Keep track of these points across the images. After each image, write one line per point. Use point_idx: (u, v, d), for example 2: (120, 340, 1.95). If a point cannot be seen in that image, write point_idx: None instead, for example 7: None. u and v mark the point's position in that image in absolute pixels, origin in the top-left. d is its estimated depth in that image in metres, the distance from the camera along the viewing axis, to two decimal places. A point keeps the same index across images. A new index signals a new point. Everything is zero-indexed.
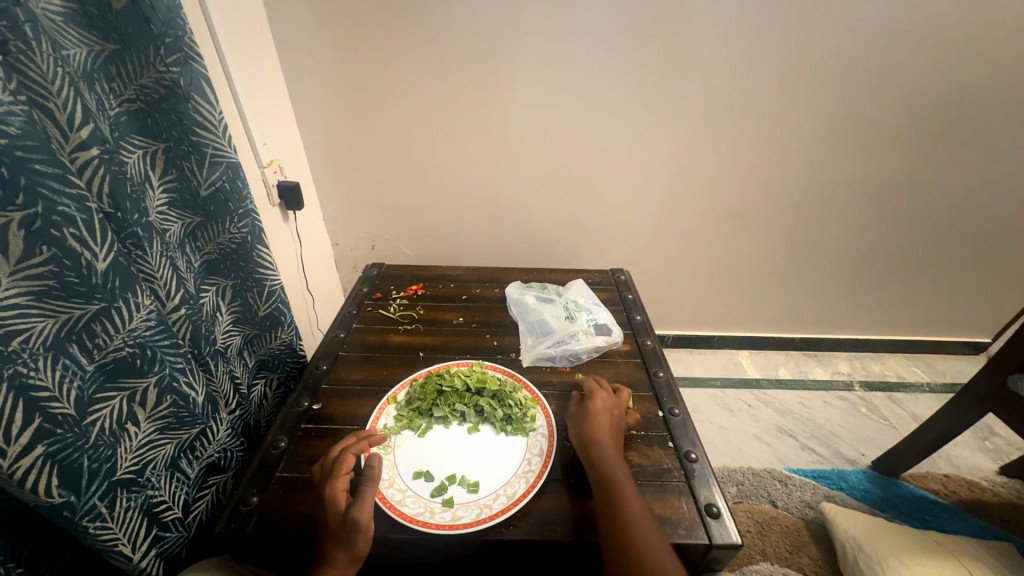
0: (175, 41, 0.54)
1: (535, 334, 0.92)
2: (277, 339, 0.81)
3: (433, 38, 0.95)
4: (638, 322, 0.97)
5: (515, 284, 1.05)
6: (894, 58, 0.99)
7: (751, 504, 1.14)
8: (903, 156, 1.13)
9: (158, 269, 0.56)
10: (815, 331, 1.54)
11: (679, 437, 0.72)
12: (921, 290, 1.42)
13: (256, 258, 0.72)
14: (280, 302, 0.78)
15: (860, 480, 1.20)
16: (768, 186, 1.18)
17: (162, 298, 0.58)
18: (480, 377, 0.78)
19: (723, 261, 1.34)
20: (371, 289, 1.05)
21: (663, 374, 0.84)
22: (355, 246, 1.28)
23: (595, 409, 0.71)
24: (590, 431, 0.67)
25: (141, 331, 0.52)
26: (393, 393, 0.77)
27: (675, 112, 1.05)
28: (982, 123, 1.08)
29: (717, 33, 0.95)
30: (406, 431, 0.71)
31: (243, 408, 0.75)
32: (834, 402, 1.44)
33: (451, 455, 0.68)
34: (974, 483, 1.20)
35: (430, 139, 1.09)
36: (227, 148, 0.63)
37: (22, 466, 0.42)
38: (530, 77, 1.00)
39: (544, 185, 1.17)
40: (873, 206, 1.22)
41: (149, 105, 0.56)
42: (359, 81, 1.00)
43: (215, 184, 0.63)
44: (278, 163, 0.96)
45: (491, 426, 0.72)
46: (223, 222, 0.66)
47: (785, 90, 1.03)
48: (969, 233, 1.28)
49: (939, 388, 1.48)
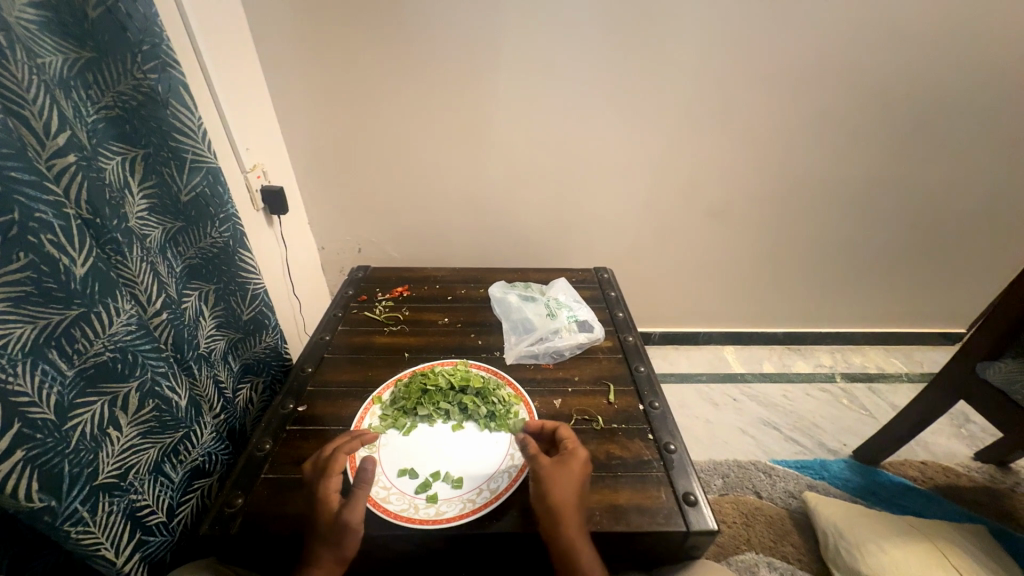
0: (151, 49, 0.55)
1: (519, 333, 0.93)
2: (261, 343, 0.81)
3: (413, 43, 0.97)
4: (620, 319, 0.99)
5: (500, 285, 1.07)
6: (860, 59, 1.03)
7: (737, 496, 1.16)
8: (873, 153, 1.17)
9: (138, 274, 0.57)
10: (797, 325, 1.58)
11: (659, 429, 0.74)
12: (897, 283, 1.47)
13: (238, 262, 0.72)
14: (263, 305, 0.78)
15: (841, 469, 1.23)
16: (746, 184, 1.21)
17: (143, 303, 0.58)
18: (464, 375, 0.79)
19: (705, 258, 1.37)
20: (357, 291, 1.06)
21: (644, 368, 0.86)
22: (341, 250, 1.29)
23: (572, 476, 0.60)
24: (561, 508, 0.58)
25: (122, 335, 0.53)
26: (378, 393, 0.78)
27: (653, 113, 1.08)
28: (947, 120, 1.12)
29: (691, 36, 0.98)
30: (391, 430, 0.72)
31: (228, 412, 0.75)
32: (816, 394, 1.47)
33: (435, 452, 0.69)
34: (950, 469, 1.24)
35: (413, 142, 1.10)
36: (206, 153, 0.64)
37: (1, 471, 0.42)
38: (511, 80, 1.02)
39: (528, 186, 1.19)
40: (848, 202, 1.26)
41: (127, 112, 0.56)
42: (341, 85, 1.01)
43: (195, 189, 0.64)
44: (261, 168, 0.96)
45: (475, 423, 0.73)
46: (204, 226, 0.67)
47: (758, 90, 1.06)
48: (939, 227, 1.33)
49: (916, 378, 1.52)
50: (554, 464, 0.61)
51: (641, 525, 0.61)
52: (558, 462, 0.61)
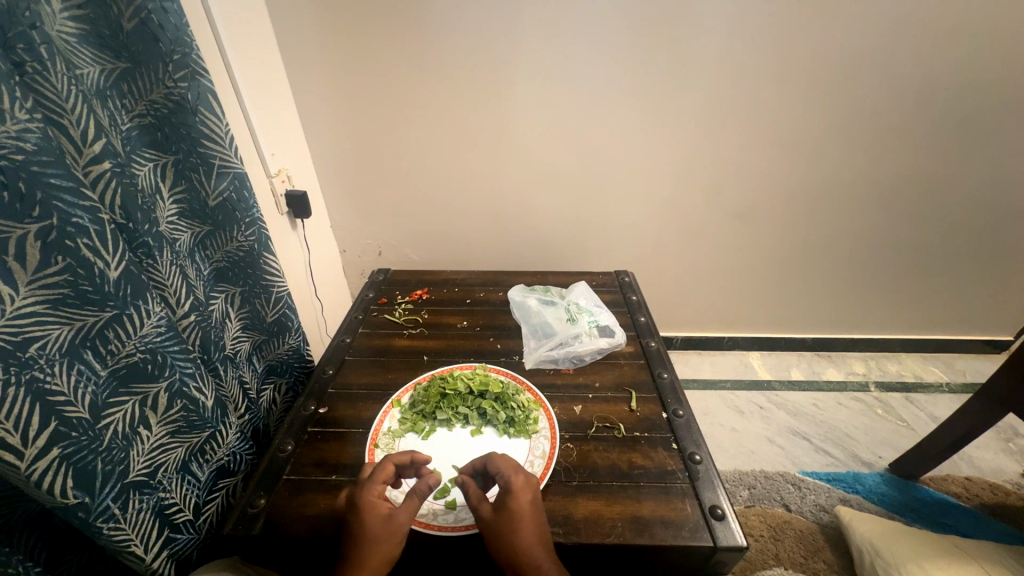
0: (182, 58, 0.56)
1: (538, 337, 0.92)
2: (284, 345, 0.82)
3: (433, 47, 0.97)
4: (642, 323, 0.96)
5: (519, 288, 1.05)
6: (899, 51, 0.98)
7: (764, 508, 1.12)
8: (911, 152, 1.11)
9: (168, 277, 0.58)
10: (827, 331, 1.52)
11: (683, 438, 0.72)
12: (938, 287, 1.39)
13: (263, 265, 0.74)
14: (287, 308, 0.80)
15: (876, 483, 1.17)
16: (774, 185, 1.17)
17: (172, 305, 0.60)
18: (482, 379, 0.78)
19: (730, 262, 1.33)
20: (377, 294, 1.07)
21: (667, 375, 0.83)
22: (362, 252, 1.30)
23: (525, 511, 0.55)
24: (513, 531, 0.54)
25: (152, 337, 0.54)
26: (397, 396, 0.78)
27: (677, 112, 1.05)
28: (996, 114, 1.05)
29: (717, 33, 0.96)
30: (410, 433, 0.72)
31: (252, 413, 0.77)
32: (849, 403, 1.40)
33: (455, 457, 0.69)
34: (997, 486, 1.16)
35: (433, 146, 1.11)
36: (234, 159, 0.66)
37: (39, 467, 0.43)
38: (531, 81, 1.01)
39: (548, 189, 1.18)
40: (882, 204, 1.21)
41: (158, 120, 0.58)
42: (363, 89, 1.03)
43: (222, 194, 0.65)
44: (286, 173, 0.98)
45: (494, 428, 0.73)
46: (230, 231, 0.68)
47: (789, 87, 1.02)
48: (985, 228, 1.25)
49: (958, 388, 1.44)
50: (495, 513, 0.55)
51: (666, 538, 0.59)
52: (499, 509, 0.55)
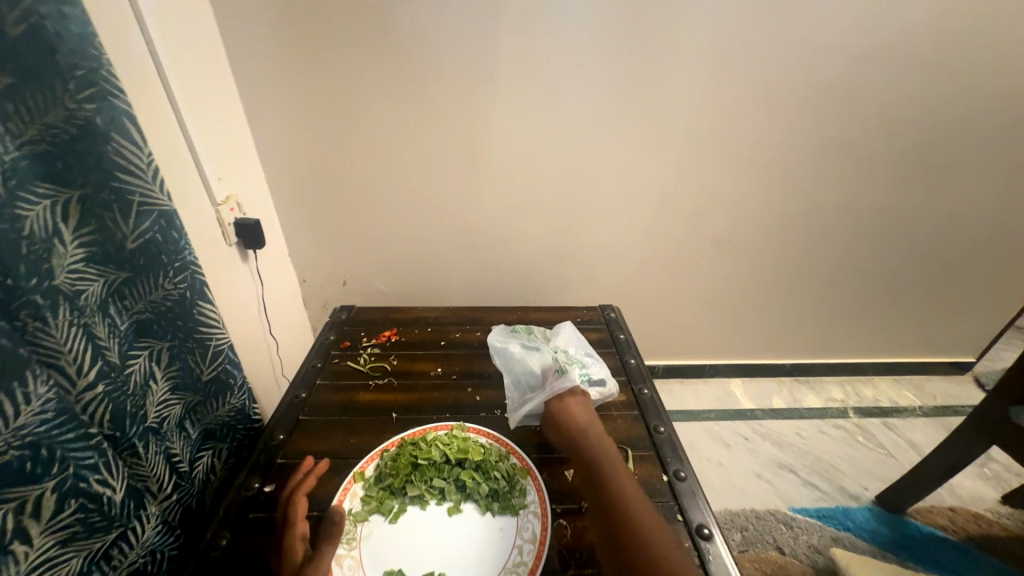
0: (86, 74, 0.46)
1: (523, 390, 0.79)
2: (225, 405, 0.71)
3: (403, 66, 0.90)
4: (632, 367, 0.90)
5: (499, 329, 0.90)
6: (868, 85, 0.99)
7: (758, 552, 1.07)
8: (884, 184, 1.13)
9: (63, 343, 0.46)
10: (806, 357, 1.51)
11: (689, 508, 0.64)
12: (908, 311, 1.41)
13: (198, 315, 0.63)
14: (228, 363, 0.69)
15: (865, 518, 1.14)
16: (753, 214, 1.16)
17: (70, 377, 0.48)
18: (461, 445, 0.68)
19: (712, 289, 1.30)
20: (339, 337, 0.95)
21: (665, 430, 0.76)
22: (324, 283, 1.19)
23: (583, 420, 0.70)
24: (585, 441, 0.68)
25: (33, 427, 0.42)
26: (360, 468, 0.66)
27: (662, 139, 1.02)
28: (958, 147, 1.08)
29: (703, 58, 0.93)
30: (376, 517, 0.61)
31: (182, 491, 0.64)
32: (831, 431, 1.39)
33: (430, 547, 0.59)
34: (980, 516, 1.16)
35: (404, 170, 1.02)
36: (159, 193, 0.56)
37: None
38: (510, 104, 0.95)
39: (527, 217, 1.11)
40: (857, 232, 1.22)
41: (58, 147, 0.46)
42: (326, 107, 0.93)
43: (144, 235, 0.55)
44: (235, 199, 0.87)
45: (475, 505, 0.63)
46: (155, 277, 0.57)
47: (769, 116, 1.01)
48: (951, 254, 1.28)
49: (931, 412, 1.46)
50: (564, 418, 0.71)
51: None
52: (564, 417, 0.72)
